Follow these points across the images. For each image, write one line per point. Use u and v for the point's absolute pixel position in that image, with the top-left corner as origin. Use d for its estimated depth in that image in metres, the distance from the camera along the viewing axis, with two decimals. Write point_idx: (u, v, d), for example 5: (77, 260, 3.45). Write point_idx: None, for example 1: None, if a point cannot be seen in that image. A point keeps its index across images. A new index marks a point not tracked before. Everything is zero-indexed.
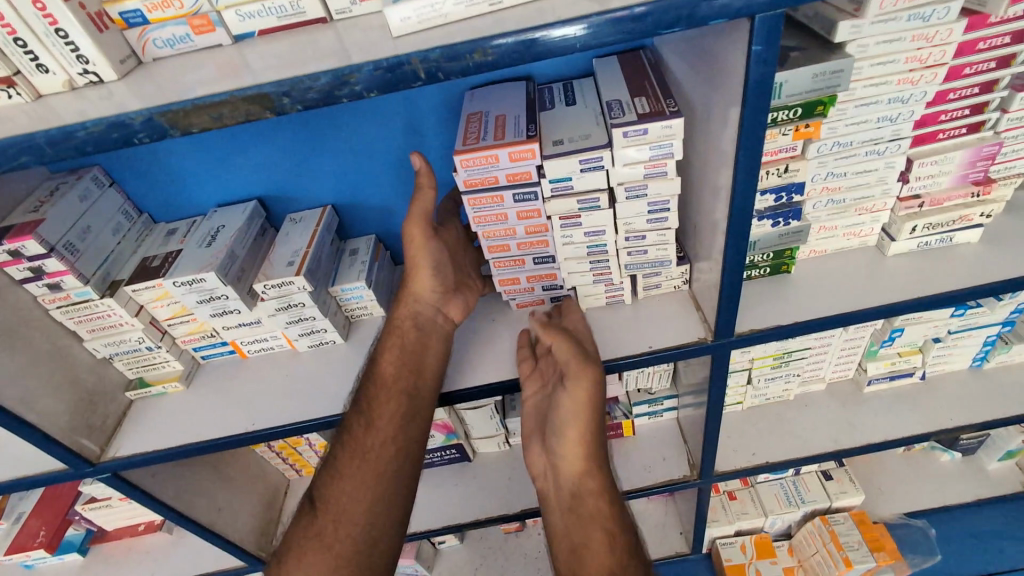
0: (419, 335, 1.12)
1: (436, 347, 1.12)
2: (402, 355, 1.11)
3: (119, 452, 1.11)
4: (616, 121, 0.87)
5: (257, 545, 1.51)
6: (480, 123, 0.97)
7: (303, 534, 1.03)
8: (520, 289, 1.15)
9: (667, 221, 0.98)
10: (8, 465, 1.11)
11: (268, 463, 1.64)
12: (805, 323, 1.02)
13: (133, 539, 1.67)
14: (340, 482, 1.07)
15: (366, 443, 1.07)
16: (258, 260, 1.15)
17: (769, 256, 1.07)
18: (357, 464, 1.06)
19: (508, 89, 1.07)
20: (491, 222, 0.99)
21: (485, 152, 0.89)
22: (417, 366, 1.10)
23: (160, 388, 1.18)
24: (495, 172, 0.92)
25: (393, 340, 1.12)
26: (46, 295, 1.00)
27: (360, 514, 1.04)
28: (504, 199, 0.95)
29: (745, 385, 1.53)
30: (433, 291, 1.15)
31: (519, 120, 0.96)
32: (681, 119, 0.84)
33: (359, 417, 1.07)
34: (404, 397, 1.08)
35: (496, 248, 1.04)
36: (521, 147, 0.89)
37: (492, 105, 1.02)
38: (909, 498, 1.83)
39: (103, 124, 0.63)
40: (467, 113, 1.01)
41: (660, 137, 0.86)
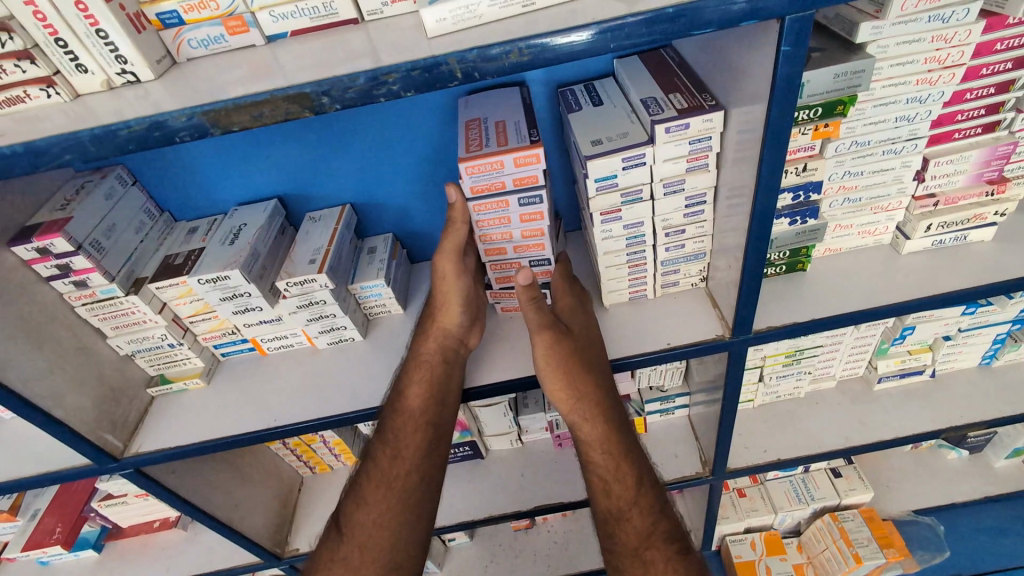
0: (447, 369, 1.11)
1: (456, 377, 1.11)
2: (427, 387, 1.10)
3: (141, 448, 1.12)
4: (655, 117, 0.87)
5: (272, 542, 1.52)
6: (480, 129, 0.98)
7: (328, 558, 1.07)
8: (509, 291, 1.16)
9: (702, 213, 1.00)
10: (30, 461, 1.12)
11: (283, 460, 1.65)
12: (821, 320, 1.03)
13: (148, 536, 1.69)
14: (365, 508, 1.09)
15: (393, 471, 1.11)
16: (279, 258, 1.16)
17: (785, 254, 1.09)
18: (382, 493, 1.09)
19: (495, 97, 1.08)
20: (493, 226, 1.01)
21: (490, 158, 0.91)
22: (442, 397, 1.10)
23: (181, 385, 1.20)
24: (500, 177, 0.94)
25: (420, 373, 1.10)
26: (72, 292, 1.01)
27: (385, 539, 1.06)
28: (510, 203, 0.97)
29: (757, 382, 1.55)
30: (460, 324, 1.12)
31: (520, 125, 0.97)
32: (722, 112, 0.85)
33: (387, 446, 1.11)
34: (429, 428, 1.11)
35: (493, 252, 1.06)
36: (526, 153, 0.90)
37: (489, 111, 1.04)
38: (918, 495, 1.84)
39: (146, 123, 0.64)
40: (466, 120, 1.03)
41: (700, 131, 0.87)
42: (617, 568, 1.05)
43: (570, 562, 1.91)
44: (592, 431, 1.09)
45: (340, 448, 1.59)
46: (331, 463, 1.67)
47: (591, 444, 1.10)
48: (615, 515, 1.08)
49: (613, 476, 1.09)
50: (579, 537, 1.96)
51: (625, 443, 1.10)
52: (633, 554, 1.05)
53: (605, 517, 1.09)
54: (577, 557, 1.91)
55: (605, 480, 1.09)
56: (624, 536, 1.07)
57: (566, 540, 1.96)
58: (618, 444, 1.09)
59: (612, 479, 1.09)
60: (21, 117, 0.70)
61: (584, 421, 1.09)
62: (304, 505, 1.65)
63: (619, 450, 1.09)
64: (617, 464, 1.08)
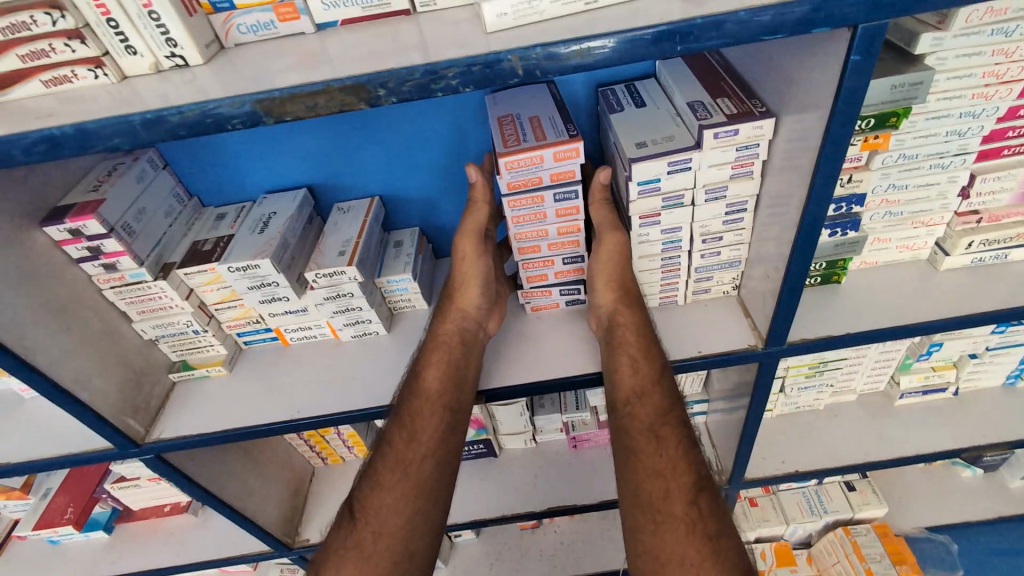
0: (465, 350, 1.10)
1: (476, 364, 1.11)
2: (445, 372, 1.08)
3: (162, 434, 1.11)
4: (704, 122, 0.85)
5: (283, 532, 1.52)
6: (515, 125, 0.97)
7: (339, 547, 1.00)
8: (541, 289, 1.15)
9: (742, 221, 0.98)
10: (52, 443, 1.12)
11: (296, 450, 1.65)
12: (856, 335, 1.01)
13: (158, 520, 1.69)
14: (379, 494, 1.03)
15: (410, 454, 1.05)
16: (307, 248, 1.15)
17: (821, 266, 1.07)
18: (398, 476, 1.04)
19: (530, 92, 1.07)
20: (528, 222, 1.00)
21: (529, 153, 0.90)
22: (461, 381, 1.08)
23: (203, 371, 1.19)
24: (538, 172, 0.93)
25: (439, 354, 1.09)
26: (101, 275, 1.00)
27: (400, 526, 1.01)
28: (545, 199, 0.97)
29: (777, 393, 1.53)
30: (478, 305, 1.14)
31: (555, 120, 0.97)
32: (773, 119, 0.83)
33: (403, 428, 1.06)
34: (448, 413, 1.06)
35: (527, 250, 1.05)
36: (566, 146, 0.90)
37: (521, 107, 1.03)
38: (930, 512, 1.83)
39: (198, 109, 0.62)
40: (497, 116, 1.01)
41: (748, 138, 0.85)
42: (628, 448, 0.97)
43: (577, 564, 1.91)
44: (625, 314, 1.03)
45: (354, 440, 1.59)
46: (344, 455, 1.67)
47: (624, 327, 1.02)
48: (637, 393, 0.99)
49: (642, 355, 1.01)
50: (586, 539, 1.95)
51: (651, 335, 1.04)
52: (648, 431, 0.97)
53: (624, 399, 0.99)
54: (583, 559, 1.91)
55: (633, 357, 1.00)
56: (640, 413, 0.98)
57: (573, 541, 1.96)
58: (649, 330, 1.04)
59: (639, 357, 1.01)
60: (66, 97, 0.69)
61: (624, 305, 1.03)
62: (315, 495, 1.65)
63: (650, 337, 1.03)
64: (648, 346, 1.02)
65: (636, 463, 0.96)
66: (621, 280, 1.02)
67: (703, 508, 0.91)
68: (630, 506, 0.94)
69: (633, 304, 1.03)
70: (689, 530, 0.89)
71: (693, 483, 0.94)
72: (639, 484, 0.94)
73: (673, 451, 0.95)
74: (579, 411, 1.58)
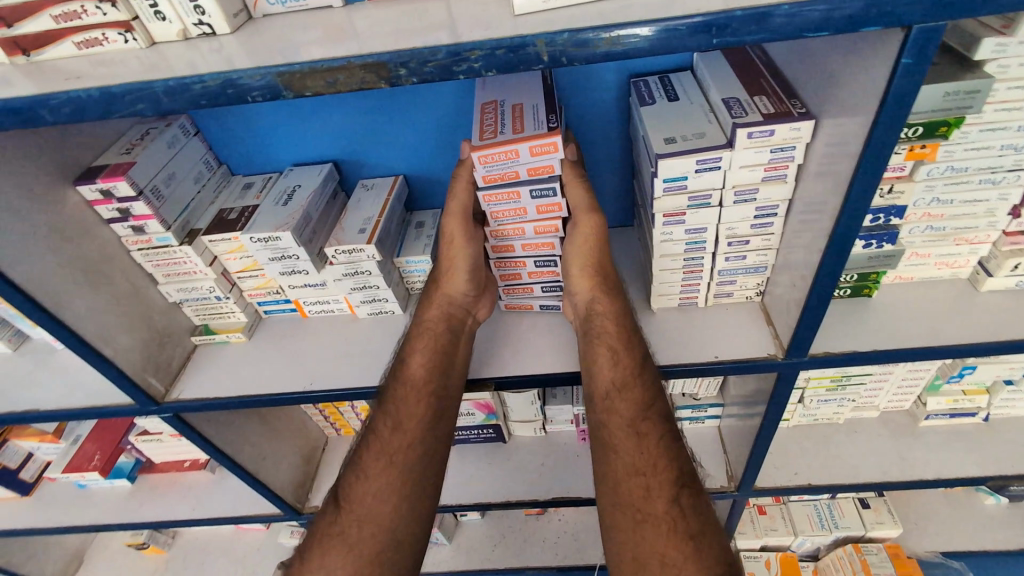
0: (450, 334, 1.10)
1: (463, 350, 1.11)
2: (428, 359, 1.07)
3: (181, 395, 1.14)
4: (738, 120, 0.82)
5: (294, 497, 1.57)
6: (496, 113, 0.96)
7: (323, 534, 1.00)
8: (521, 287, 1.15)
9: (771, 226, 0.95)
10: (79, 394, 1.16)
11: (310, 420, 1.69)
12: (884, 353, 0.97)
13: (177, 474, 1.76)
14: (364, 481, 1.02)
15: (397, 440, 1.04)
16: (329, 223, 1.16)
17: (852, 278, 1.03)
18: (383, 463, 1.03)
19: (521, 78, 1.05)
20: (506, 217, 1.00)
21: (505, 148, 0.89)
22: (447, 365, 1.08)
23: (224, 337, 1.22)
24: (514, 167, 0.93)
25: (425, 340, 1.09)
26: (130, 237, 1.03)
27: (386, 513, 0.99)
28: (521, 194, 0.96)
29: (795, 403, 1.49)
30: (466, 292, 1.11)
31: (538, 109, 0.95)
32: (812, 122, 0.79)
33: (389, 413, 1.06)
34: (434, 396, 1.06)
35: (500, 248, 1.06)
36: (542, 141, 0.88)
37: (505, 95, 1.01)
38: (948, 537, 1.77)
39: (219, 79, 0.63)
40: (481, 102, 1.00)
41: (784, 140, 0.82)
42: (608, 444, 0.96)
43: (578, 554, 1.92)
44: (603, 306, 1.03)
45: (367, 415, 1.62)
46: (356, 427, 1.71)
47: (600, 316, 1.02)
48: (616, 386, 0.98)
49: (622, 349, 1.00)
50: (590, 530, 1.96)
51: (630, 331, 1.02)
52: (627, 427, 0.95)
53: (602, 392, 0.98)
54: (585, 549, 1.92)
55: (610, 352, 0.99)
56: (620, 408, 0.97)
57: (576, 531, 1.97)
58: (628, 325, 1.02)
59: (618, 350, 0.99)
60: (96, 60, 0.70)
61: (602, 294, 1.03)
62: (326, 465, 1.69)
63: (630, 329, 1.02)
64: (627, 337, 1.01)
65: (614, 457, 0.94)
66: (595, 269, 1.03)
67: (683, 506, 0.89)
68: (609, 506, 0.92)
69: (609, 296, 1.03)
70: (670, 529, 0.87)
71: (675, 481, 0.91)
72: (618, 481, 0.92)
73: (654, 447, 0.93)
74: None
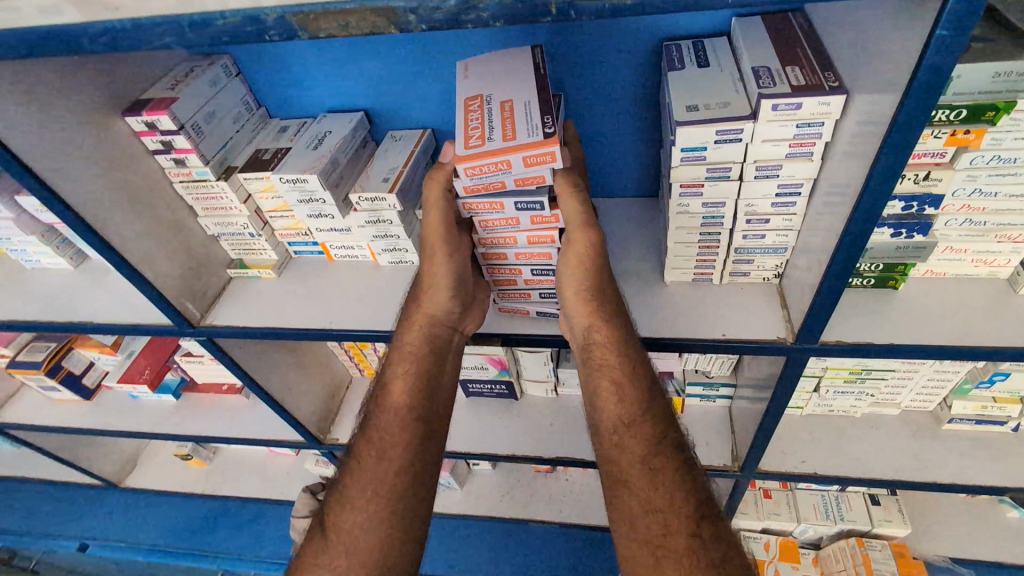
0: (434, 353, 1.05)
1: (450, 368, 1.08)
2: (412, 379, 1.03)
3: (215, 321, 1.24)
4: (765, 90, 0.78)
5: (316, 428, 1.69)
6: (484, 111, 0.89)
7: (311, 564, 0.94)
8: (518, 291, 1.14)
9: (793, 206, 0.91)
10: (126, 312, 1.28)
11: (336, 359, 1.79)
12: (900, 347, 0.94)
13: (216, 395, 1.91)
14: (351, 509, 0.97)
15: (381, 468, 0.98)
16: (356, 171, 1.20)
17: (878, 267, 0.98)
18: (369, 492, 0.97)
19: (519, 60, 0.96)
20: (498, 225, 0.98)
21: (496, 159, 0.84)
22: (432, 385, 1.04)
23: (255, 272, 1.29)
24: (503, 177, 0.88)
25: (405, 362, 1.05)
26: (173, 168, 1.11)
27: (376, 541, 0.94)
28: (507, 203, 0.93)
29: (811, 391, 1.46)
30: (449, 309, 1.06)
31: (531, 108, 0.87)
32: (843, 97, 0.75)
33: (374, 438, 1.01)
34: (419, 420, 1.01)
35: (493, 253, 1.05)
36: (537, 150, 0.83)
37: (496, 86, 0.92)
38: (961, 544, 1.73)
39: (241, 17, 0.65)
40: (467, 96, 0.92)
41: (812, 114, 0.78)
42: (617, 480, 0.91)
43: (581, 513, 1.99)
44: (603, 334, 0.97)
45: None
46: None
47: (597, 349, 0.97)
48: (624, 422, 0.94)
49: (627, 379, 0.95)
50: (595, 494, 2.01)
51: (632, 361, 0.97)
52: (639, 463, 0.90)
53: (611, 427, 0.94)
54: (588, 510, 1.98)
55: (612, 385, 0.95)
56: (629, 443, 0.92)
57: (581, 492, 2.03)
58: (628, 354, 0.97)
59: (623, 381, 0.95)
60: None
61: (600, 319, 0.98)
62: (348, 402, 1.80)
63: (633, 359, 0.97)
64: (630, 366, 0.96)
65: (627, 494, 0.89)
66: (587, 290, 0.96)
67: (704, 541, 0.85)
68: (626, 540, 0.87)
69: (610, 323, 0.98)
70: (694, 563, 0.82)
71: (693, 515, 0.87)
72: (632, 519, 0.87)
73: (669, 482, 0.89)
74: None
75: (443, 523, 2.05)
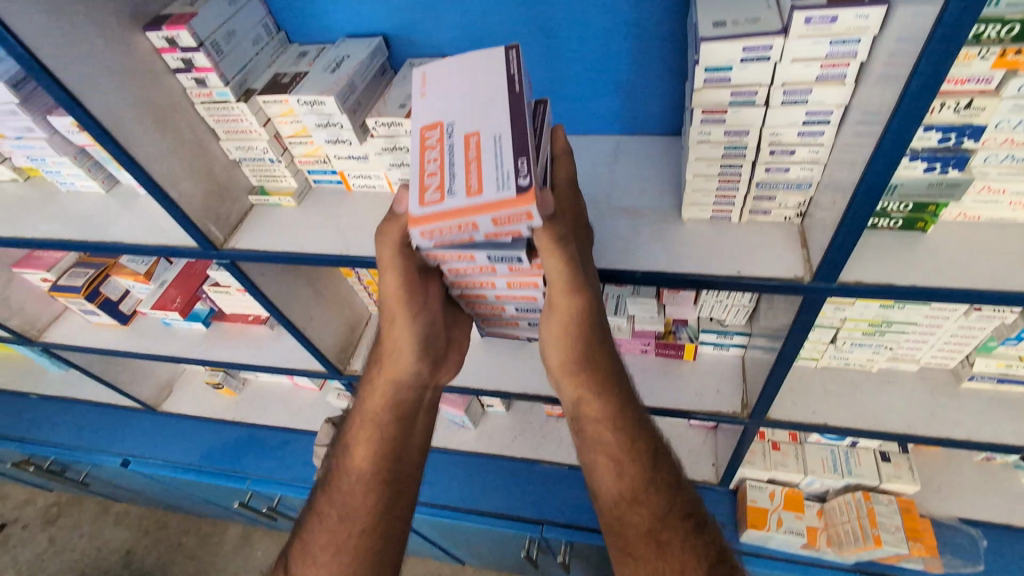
0: (403, 413, 1.14)
1: (421, 423, 1.17)
2: (376, 445, 1.12)
3: (237, 245, 1.27)
4: (798, 2, 0.74)
5: (337, 359, 1.74)
6: (443, 151, 0.82)
7: None
8: (506, 320, 1.17)
9: (820, 136, 0.88)
10: (154, 233, 1.32)
11: (356, 294, 1.83)
12: (924, 290, 0.90)
13: (242, 326, 1.99)
14: (313, 565, 1.06)
15: (347, 526, 1.07)
16: (374, 98, 1.19)
17: (906, 206, 0.94)
18: (330, 550, 1.06)
19: (491, 82, 0.87)
20: (472, 271, 0.94)
21: (457, 218, 0.77)
22: (403, 442, 1.13)
23: (276, 200, 1.31)
24: (469, 234, 0.81)
25: (370, 428, 1.14)
26: (194, 88, 1.11)
27: None
28: (477, 256, 0.87)
29: (827, 343, 1.44)
30: (417, 367, 1.13)
31: (502, 148, 0.79)
32: (883, 9, 0.71)
33: (341, 497, 1.11)
34: (384, 482, 1.11)
35: (477, 292, 1.04)
36: (507, 208, 0.75)
37: (460, 114, 0.85)
38: (970, 506, 1.72)
39: None
40: (424, 132, 0.85)
41: (847, 30, 0.74)
42: (627, 550, 1.00)
43: None
44: (593, 408, 1.05)
45: None
46: None
47: (591, 421, 1.05)
48: (626, 497, 1.02)
49: (626, 455, 1.04)
50: None
51: (630, 433, 1.05)
52: (646, 535, 0.99)
53: (614, 502, 1.03)
54: None
55: (610, 460, 1.04)
56: (635, 519, 1.01)
57: None
58: (622, 427, 1.04)
59: (621, 459, 1.04)
60: None
61: (592, 395, 1.04)
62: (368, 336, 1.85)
63: (629, 429, 1.05)
64: (629, 444, 1.04)
65: (634, 563, 0.99)
66: (577, 359, 1.02)
67: None
68: None
69: (604, 398, 1.04)
70: None
71: None
72: None
73: (678, 550, 0.97)
74: (614, 317, 1.53)
75: (456, 459, 2.13)
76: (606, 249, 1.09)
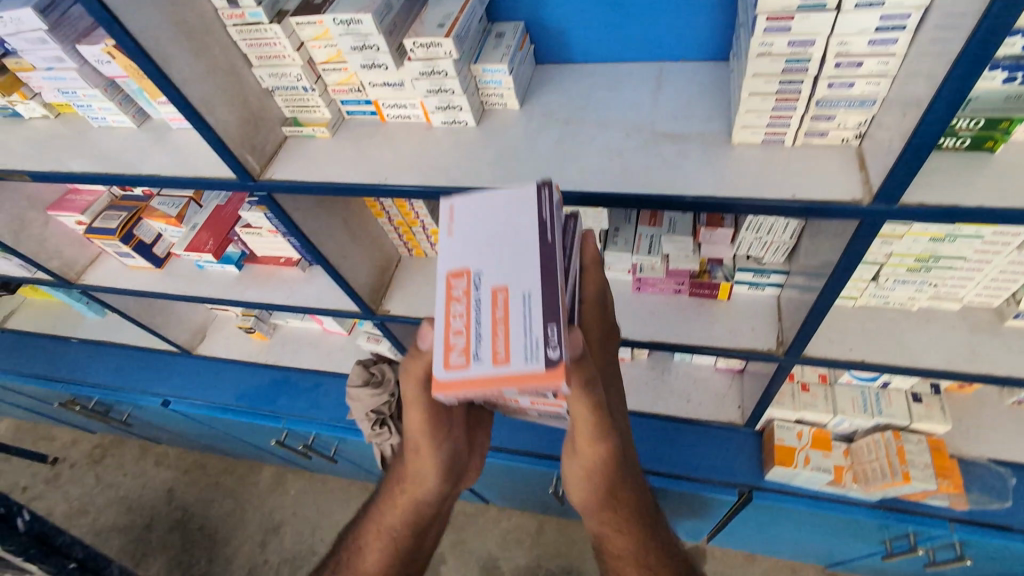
0: (418, 526, 1.20)
1: (432, 532, 1.25)
2: (389, 553, 1.20)
3: (272, 176, 1.25)
4: None
5: (370, 298, 1.77)
6: (470, 307, 0.81)
7: None
8: (526, 414, 1.23)
9: (892, 44, 0.84)
10: (188, 166, 1.31)
11: (386, 236, 1.82)
12: (994, 211, 0.85)
13: (274, 268, 2.01)
14: None
15: None
16: (409, 20, 1.14)
17: (976, 124, 0.92)
18: None
19: (520, 223, 0.86)
20: (502, 399, 0.99)
21: (485, 386, 0.77)
22: (416, 546, 1.22)
23: (310, 131, 1.29)
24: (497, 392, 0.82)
25: (388, 533, 1.20)
26: (226, 9, 1.08)
27: None
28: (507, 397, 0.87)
29: (868, 281, 1.41)
30: (436, 491, 1.18)
31: (525, 313, 0.78)
32: None
33: None
34: None
35: (502, 403, 1.09)
36: (532, 384, 0.75)
37: (487, 261, 0.83)
38: (1001, 446, 1.73)
39: None
40: (450, 280, 0.83)
41: None
42: None
43: None
44: (609, 539, 1.17)
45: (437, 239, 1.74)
46: (427, 251, 1.83)
47: (611, 554, 1.19)
48: None
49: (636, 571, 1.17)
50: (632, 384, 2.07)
51: (642, 537, 1.17)
52: None
53: None
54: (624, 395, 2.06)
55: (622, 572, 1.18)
56: None
57: None
58: (636, 539, 1.17)
59: None
60: None
61: (610, 515, 1.15)
62: (399, 277, 1.85)
63: (641, 537, 1.17)
64: (642, 560, 1.17)
65: None
66: (595, 499, 1.12)
67: None
68: None
69: (622, 514, 1.15)
70: None
71: None
72: None
73: None
74: (649, 255, 1.55)
75: None
76: (652, 175, 1.05)
